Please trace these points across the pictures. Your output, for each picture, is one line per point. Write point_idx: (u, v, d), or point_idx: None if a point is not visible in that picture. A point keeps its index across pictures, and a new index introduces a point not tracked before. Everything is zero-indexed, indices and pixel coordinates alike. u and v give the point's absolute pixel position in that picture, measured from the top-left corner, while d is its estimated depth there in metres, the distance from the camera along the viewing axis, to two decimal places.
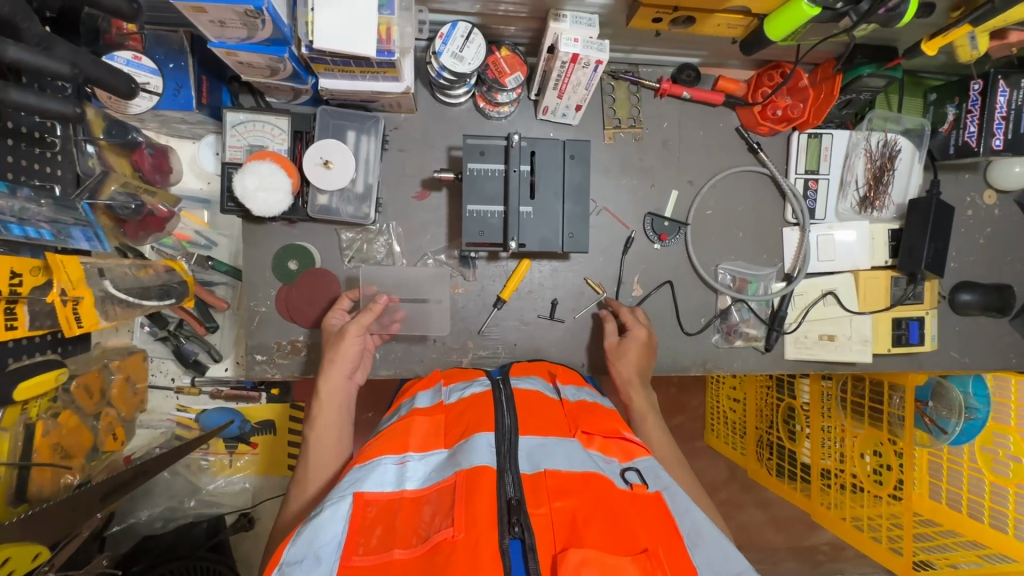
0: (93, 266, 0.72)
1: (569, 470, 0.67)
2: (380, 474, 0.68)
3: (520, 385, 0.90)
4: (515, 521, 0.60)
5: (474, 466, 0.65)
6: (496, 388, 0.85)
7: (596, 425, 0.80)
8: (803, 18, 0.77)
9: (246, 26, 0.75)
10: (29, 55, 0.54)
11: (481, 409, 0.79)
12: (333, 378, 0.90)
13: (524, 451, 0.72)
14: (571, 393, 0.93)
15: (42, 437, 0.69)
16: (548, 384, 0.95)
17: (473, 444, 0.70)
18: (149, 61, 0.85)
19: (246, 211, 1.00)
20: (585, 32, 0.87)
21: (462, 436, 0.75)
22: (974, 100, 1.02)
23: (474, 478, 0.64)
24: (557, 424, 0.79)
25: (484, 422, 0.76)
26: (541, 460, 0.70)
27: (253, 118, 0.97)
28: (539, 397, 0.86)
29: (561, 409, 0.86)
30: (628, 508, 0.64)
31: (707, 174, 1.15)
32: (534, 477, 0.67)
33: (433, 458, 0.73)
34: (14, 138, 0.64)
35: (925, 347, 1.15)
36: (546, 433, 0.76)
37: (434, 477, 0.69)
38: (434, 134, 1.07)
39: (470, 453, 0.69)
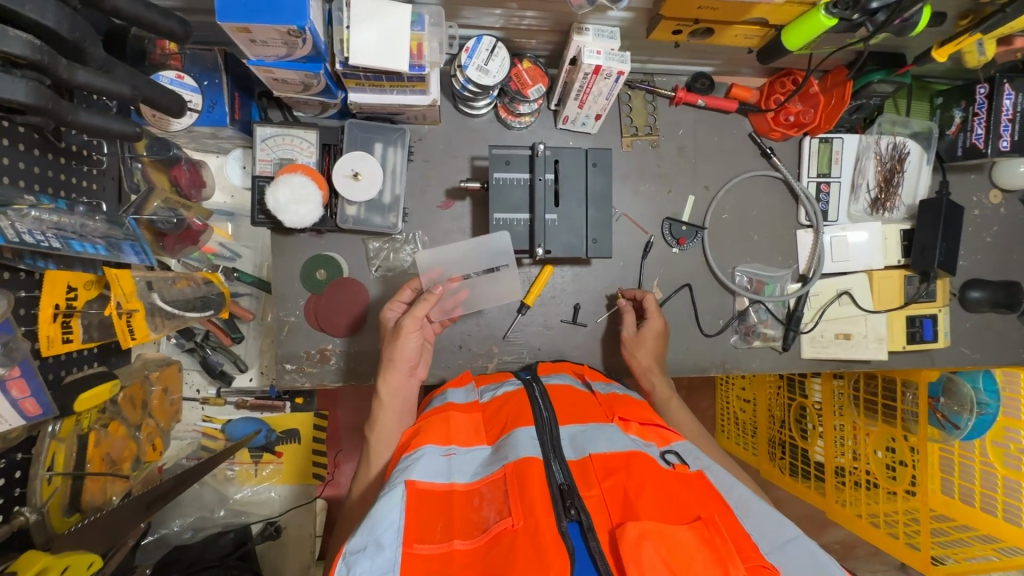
0: (143, 280, 0.74)
1: (613, 451, 0.71)
2: (428, 464, 0.71)
3: (550, 381, 0.93)
4: (570, 504, 0.64)
5: (521, 457, 0.68)
6: (527, 385, 0.88)
7: (633, 411, 0.82)
8: (819, 28, 0.80)
9: (286, 46, 0.77)
10: (93, 77, 0.56)
11: (517, 406, 0.82)
12: (392, 380, 0.90)
13: (566, 440, 0.76)
14: (601, 386, 0.95)
15: (94, 447, 0.71)
16: (578, 381, 0.98)
17: (516, 437, 0.73)
18: (191, 79, 0.88)
19: (276, 223, 1.02)
20: (608, 45, 0.90)
21: (502, 432, 0.79)
22: (981, 103, 1.06)
23: (524, 467, 0.67)
24: (593, 411, 0.82)
25: (522, 417, 0.79)
26: (584, 445, 0.74)
27: (282, 132, 0.99)
28: (571, 390, 0.89)
29: (593, 399, 0.88)
30: (676, 483, 0.66)
31: (722, 179, 1.18)
32: (580, 462, 0.71)
33: (478, 454, 0.76)
34: (65, 156, 0.67)
35: (939, 343, 1.18)
36: (584, 421, 0.79)
37: (483, 470, 0.72)
38: (457, 145, 1.10)
39: (514, 445, 0.72)
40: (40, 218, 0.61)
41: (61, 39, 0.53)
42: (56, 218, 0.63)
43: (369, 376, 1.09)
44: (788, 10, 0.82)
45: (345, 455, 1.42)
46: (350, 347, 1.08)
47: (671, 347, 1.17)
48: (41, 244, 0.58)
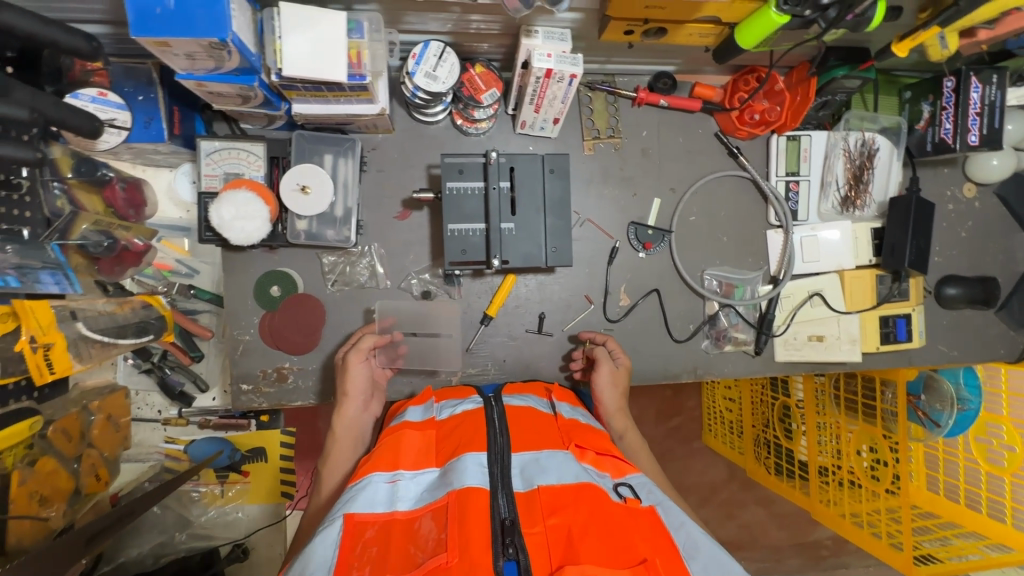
0: (64, 308, 0.72)
1: (562, 484, 0.68)
2: (371, 493, 0.68)
3: (511, 402, 0.89)
4: (509, 542, 0.62)
5: (464, 487, 0.66)
6: (487, 405, 0.85)
7: (591, 439, 0.80)
8: (772, 26, 0.77)
9: (214, 59, 0.74)
10: None
11: (472, 428, 0.79)
12: (347, 412, 0.90)
13: (517, 468, 0.72)
14: (566, 407, 0.91)
15: (17, 487, 0.69)
16: (543, 402, 0.93)
17: (463, 463, 0.70)
18: (115, 95, 0.84)
19: (224, 241, 0.98)
20: (558, 47, 0.86)
21: (451, 455, 0.74)
22: (948, 97, 1.02)
23: (467, 499, 0.64)
24: (550, 437, 0.79)
25: (474, 441, 0.75)
26: (534, 476, 0.70)
27: (228, 146, 0.96)
28: (531, 412, 0.86)
29: (554, 424, 0.85)
30: (623, 518, 0.65)
31: (688, 180, 1.15)
32: (527, 495, 0.67)
33: (425, 477, 0.73)
34: None
35: (914, 343, 1.15)
36: (538, 447, 0.76)
37: (427, 496, 0.68)
38: (413, 153, 1.07)
39: (461, 472, 0.69)
40: None
41: None
42: None
43: (329, 394, 1.06)
44: (739, 7, 0.79)
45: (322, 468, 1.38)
46: (308, 364, 1.05)
47: (641, 355, 1.14)
48: None
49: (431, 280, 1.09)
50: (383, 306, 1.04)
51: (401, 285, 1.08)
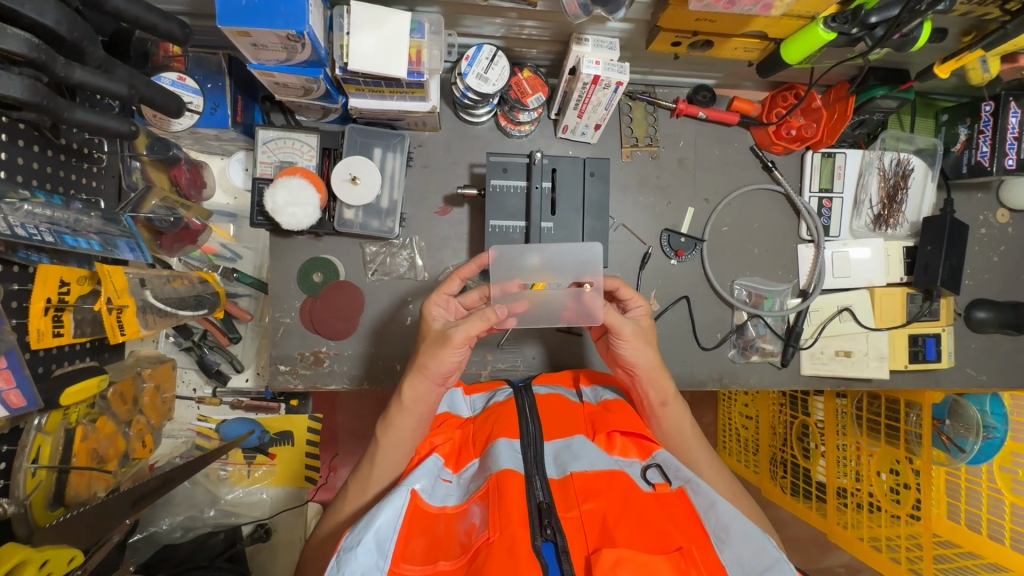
0: (135, 276, 0.75)
1: (594, 471, 0.70)
2: (425, 480, 0.71)
3: (540, 389, 0.91)
4: (546, 523, 0.64)
5: (503, 469, 0.68)
6: (518, 394, 0.86)
7: (617, 420, 0.81)
8: (819, 42, 0.80)
9: (286, 50, 0.78)
10: (91, 76, 0.57)
11: (505, 415, 0.81)
12: (420, 388, 0.80)
13: (550, 455, 0.75)
14: (592, 392, 0.93)
15: (80, 442, 0.71)
16: (570, 390, 0.95)
17: (498, 449, 0.73)
18: (192, 81, 0.89)
19: (275, 225, 1.03)
20: (607, 55, 0.90)
21: (487, 442, 0.78)
22: (986, 121, 1.04)
23: (504, 480, 0.66)
24: (578, 424, 0.81)
25: (507, 428, 0.78)
26: (567, 463, 0.72)
27: (284, 136, 1.00)
28: (560, 399, 0.88)
29: (582, 410, 0.87)
30: (655, 507, 0.68)
31: (722, 191, 1.17)
32: (562, 482, 0.70)
33: (468, 473, 0.76)
34: (66, 154, 0.68)
35: (943, 364, 1.15)
36: (569, 435, 0.78)
37: (471, 488, 0.71)
38: (457, 152, 1.10)
39: (496, 458, 0.71)
40: (32, 212, 0.61)
41: (60, 38, 0.54)
42: (48, 213, 0.63)
43: (364, 380, 1.09)
44: (787, 23, 0.82)
45: (342, 459, 1.42)
46: (345, 349, 1.09)
47: (669, 359, 1.15)
48: (33, 238, 0.58)
49: None
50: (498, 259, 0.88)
51: (439, 277, 1.11)
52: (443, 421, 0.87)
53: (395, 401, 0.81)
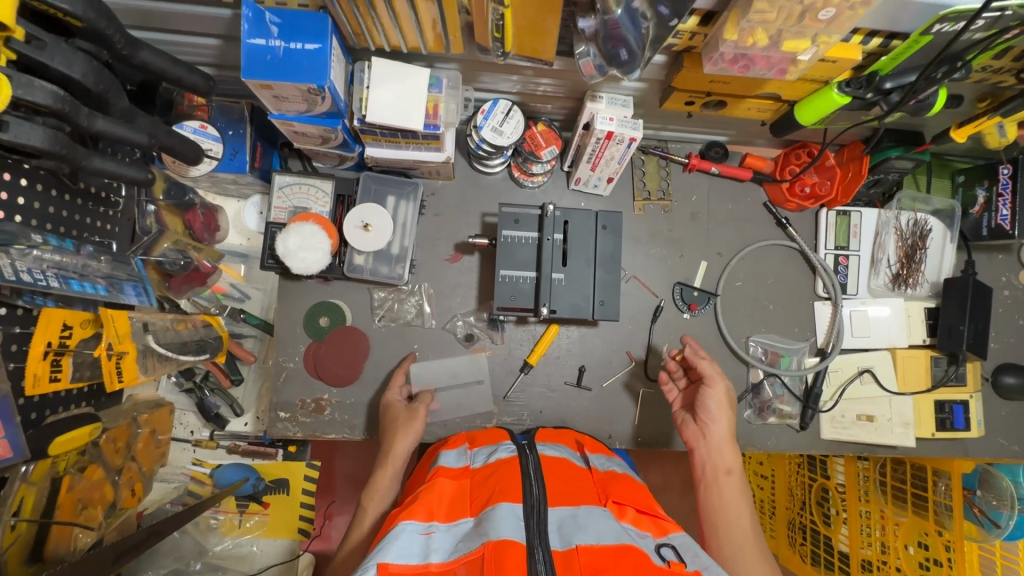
0: (139, 321, 0.74)
1: (602, 544, 0.65)
2: (403, 543, 0.65)
3: (545, 451, 0.89)
4: None
5: (502, 538, 0.64)
6: (521, 454, 0.84)
7: (631, 496, 0.78)
8: (832, 106, 0.80)
9: (307, 102, 0.80)
10: (112, 126, 0.58)
11: (507, 476, 0.78)
12: (403, 445, 0.90)
13: (554, 524, 0.71)
14: (600, 461, 0.90)
15: (66, 492, 0.68)
16: (575, 453, 0.93)
17: (498, 513, 0.69)
18: (214, 129, 0.91)
19: (285, 268, 1.03)
20: (620, 112, 0.91)
21: (485, 503, 0.74)
22: (1005, 184, 1.03)
23: (504, 548, 0.62)
24: (587, 493, 0.78)
25: (509, 490, 0.75)
26: (572, 534, 0.68)
27: (300, 181, 1.02)
28: (564, 463, 0.85)
29: (589, 477, 0.84)
30: None
31: (736, 246, 1.16)
32: (566, 553, 0.65)
33: (459, 528, 0.71)
34: (83, 198, 0.68)
35: (972, 433, 1.08)
36: (575, 503, 0.75)
37: (460, 547, 0.66)
38: (469, 201, 1.11)
39: (496, 523, 0.67)
40: (42, 258, 0.61)
41: (84, 89, 0.55)
42: (56, 259, 0.63)
43: (364, 430, 1.05)
44: (801, 87, 0.82)
45: (338, 507, 1.38)
46: (347, 397, 1.06)
47: None
48: (38, 284, 0.58)
49: (476, 323, 1.10)
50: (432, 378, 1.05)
51: (446, 324, 1.09)
52: (439, 472, 0.82)
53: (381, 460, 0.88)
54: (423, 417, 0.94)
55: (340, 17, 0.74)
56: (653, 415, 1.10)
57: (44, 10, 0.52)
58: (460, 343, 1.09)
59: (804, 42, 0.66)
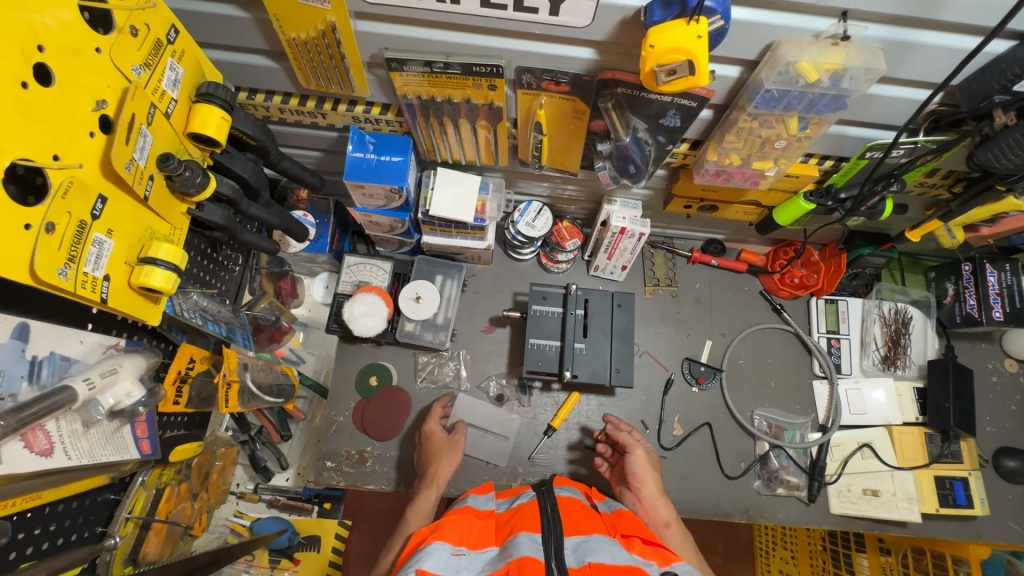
0: (242, 360, 0.90)
1: (612, 564, 0.76)
2: (438, 558, 0.77)
3: (562, 493, 1.01)
4: None
5: (522, 556, 0.76)
6: (540, 496, 0.96)
7: (637, 529, 0.87)
8: (802, 211, 1.00)
9: (386, 199, 1.03)
10: (261, 211, 0.80)
11: (528, 514, 0.90)
12: (442, 472, 1.04)
13: (570, 548, 0.82)
14: (606, 505, 1.02)
15: (164, 502, 0.81)
16: (585, 496, 1.04)
17: (519, 539, 0.81)
18: (311, 218, 1.14)
19: (345, 332, 1.21)
20: (632, 212, 1.12)
21: (509, 534, 0.87)
22: (969, 278, 1.20)
23: (526, 564, 0.75)
24: (599, 527, 0.88)
25: (529, 523, 0.87)
26: (585, 555, 0.80)
27: (364, 261, 1.23)
28: (578, 504, 0.96)
29: (599, 518, 0.95)
30: None
31: (737, 328, 1.31)
32: (579, 569, 0.77)
33: (485, 554, 0.83)
34: (218, 260, 0.86)
35: (976, 510, 1.13)
36: (587, 532, 0.86)
37: (488, 569, 0.79)
38: (504, 281, 1.31)
39: (518, 546, 0.80)
40: (195, 301, 0.79)
41: (248, 184, 0.78)
42: (205, 303, 0.82)
43: (401, 482, 1.15)
44: (775, 195, 1.03)
45: None
46: (387, 451, 1.17)
47: (695, 485, 1.18)
48: (192, 320, 0.76)
49: (506, 387, 1.24)
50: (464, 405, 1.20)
51: (479, 387, 1.24)
52: (465, 510, 0.94)
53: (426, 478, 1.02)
54: (462, 449, 1.09)
55: (419, 138, 0.99)
56: (666, 481, 1.17)
57: (236, 134, 0.77)
58: (491, 405, 1.22)
59: (769, 163, 0.87)
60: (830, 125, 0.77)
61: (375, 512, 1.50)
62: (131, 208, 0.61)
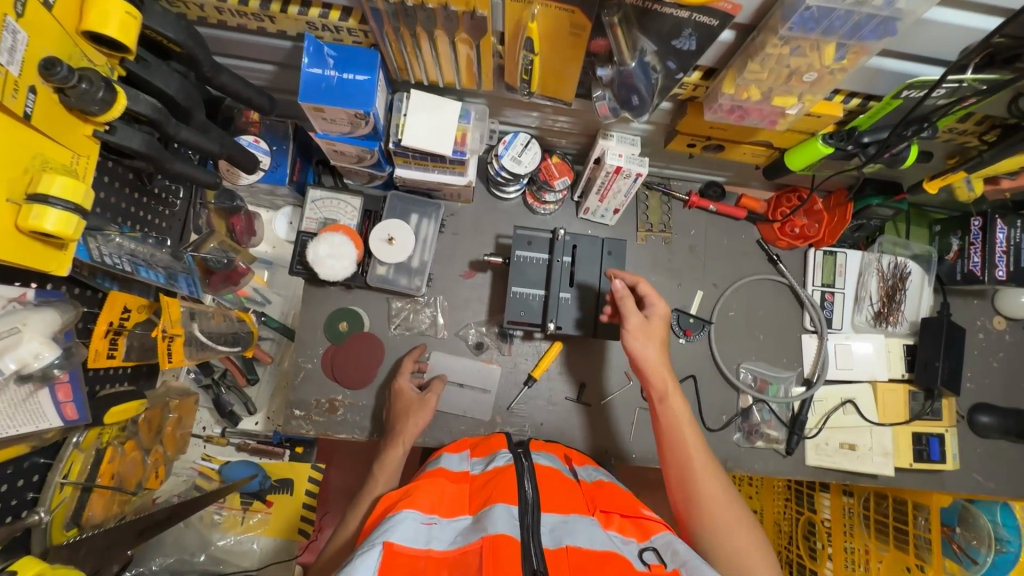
0: (187, 309, 0.84)
1: (589, 550, 0.74)
2: (409, 528, 0.75)
3: (539, 459, 0.99)
4: None
5: (497, 533, 0.73)
6: (518, 461, 0.93)
7: (616, 502, 0.88)
8: (818, 154, 0.90)
9: (351, 125, 0.89)
10: (194, 135, 0.66)
11: (504, 481, 0.87)
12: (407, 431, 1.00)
13: (546, 527, 0.80)
14: (586, 473, 1.01)
15: (108, 462, 0.75)
16: (564, 464, 1.03)
17: (495, 512, 0.78)
18: (265, 143, 1.01)
19: (311, 274, 1.10)
20: (629, 150, 1.00)
21: (484, 503, 0.83)
22: (976, 234, 1.13)
23: (499, 543, 0.72)
24: (577, 503, 0.87)
25: (505, 493, 0.83)
26: (562, 536, 0.78)
27: (331, 196, 1.11)
28: (557, 473, 0.95)
29: (578, 488, 0.94)
30: None
31: (729, 278, 1.25)
32: (556, 552, 0.75)
33: (458, 523, 0.81)
34: (147, 196, 0.75)
35: (947, 466, 1.14)
36: (567, 511, 0.84)
37: (460, 538, 0.76)
38: (485, 223, 1.20)
39: (493, 521, 0.76)
40: (119, 244, 0.68)
41: (176, 103, 0.65)
42: (133, 246, 0.71)
43: (374, 432, 1.11)
44: (790, 136, 0.92)
45: (328, 519, 1.43)
46: (360, 399, 1.12)
47: None
48: (117, 266, 0.65)
49: (486, 334, 1.17)
50: (441, 360, 1.15)
51: (458, 334, 1.17)
52: (438, 474, 0.93)
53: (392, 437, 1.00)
54: (433, 408, 1.04)
55: (388, 53, 0.84)
56: (647, 433, 1.15)
57: (153, 37, 0.62)
58: (470, 352, 1.16)
59: (792, 99, 0.76)
60: (870, 57, 0.66)
61: (353, 449, 1.48)
62: (8, 128, 0.49)
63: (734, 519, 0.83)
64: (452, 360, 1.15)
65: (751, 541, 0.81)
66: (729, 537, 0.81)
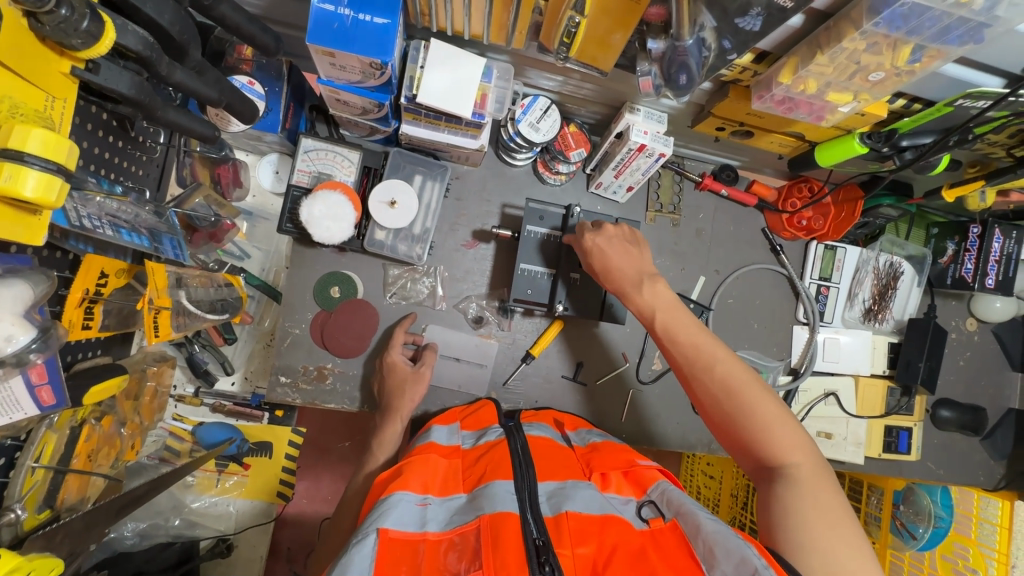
0: (174, 275, 0.77)
1: (589, 513, 0.72)
2: (402, 512, 0.70)
3: (530, 431, 0.97)
4: (544, 560, 0.65)
5: (497, 511, 0.70)
6: (510, 436, 0.90)
7: (610, 464, 0.86)
8: (852, 153, 0.87)
9: (362, 75, 0.79)
10: (189, 78, 0.61)
11: (498, 456, 0.84)
12: (403, 409, 0.98)
13: (544, 496, 0.77)
14: (579, 437, 0.99)
15: (82, 442, 0.75)
16: (556, 432, 1.01)
17: (494, 490, 0.75)
18: (260, 86, 0.88)
19: (302, 234, 1.01)
20: (655, 127, 0.93)
21: (478, 481, 0.80)
22: (973, 241, 1.17)
23: (499, 521, 0.68)
24: (573, 468, 0.85)
25: (501, 469, 0.81)
26: (560, 503, 0.75)
27: (327, 147, 1.00)
28: (550, 443, 0.93)
29: (573, 453, 0.92)
30: (649, 548, 0.68)
31: (732, 266, 1.23)
32: (555, 520, 0.72)
33: (452, 502, 0.76)
34: (115, 135, 0.70)
35: (911, 456, 1.24)
36: (563, 477, 0.82)
37: (456, 519, 0.72)
38: (492, 190, 1.13)
39: (491, 499, 0.73)
40: (100, 204, 0.64)
41: (168, 36, 0.58)
42: (113, 207, 0.66)
43: (364, 403, 1.06)
44: (825, 131, 0.89)
45: (301, 471, 1.42)
46: (350, 368, 1.07)
47: (670, 418, 1.17)
48: (98, 230, 0.61)
49: (487, 307, 1.13)
50: (437, 333, 1.10)
51: (457, 306, 1.12)
52: (428, 448, 0.88)
53: (388, 413, 0.98)
54: (428, 381, 1.02)
55: None
56: (638, 415, 1.16)
57: None
58: (469, 326, 1.12)
59: (847, 96, 0.72)
60: (944, 62, 0.63)
61: (327, 411, 1.45)
62: None
63: (741, 404, 0.78)
64: (447, 333, 1.11)
65: (766, 418, 0.77)
66: (740, 423, 0.78)
